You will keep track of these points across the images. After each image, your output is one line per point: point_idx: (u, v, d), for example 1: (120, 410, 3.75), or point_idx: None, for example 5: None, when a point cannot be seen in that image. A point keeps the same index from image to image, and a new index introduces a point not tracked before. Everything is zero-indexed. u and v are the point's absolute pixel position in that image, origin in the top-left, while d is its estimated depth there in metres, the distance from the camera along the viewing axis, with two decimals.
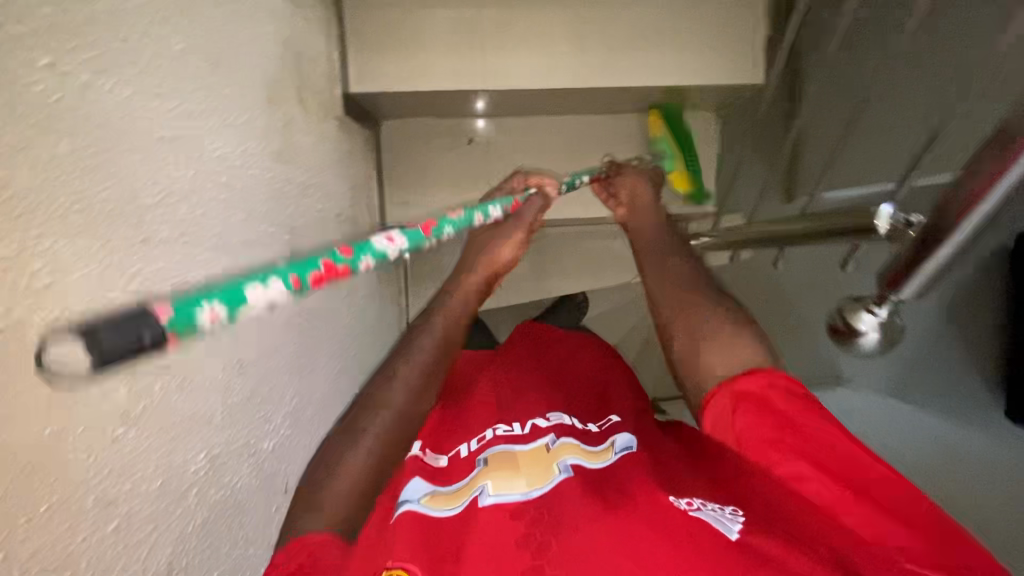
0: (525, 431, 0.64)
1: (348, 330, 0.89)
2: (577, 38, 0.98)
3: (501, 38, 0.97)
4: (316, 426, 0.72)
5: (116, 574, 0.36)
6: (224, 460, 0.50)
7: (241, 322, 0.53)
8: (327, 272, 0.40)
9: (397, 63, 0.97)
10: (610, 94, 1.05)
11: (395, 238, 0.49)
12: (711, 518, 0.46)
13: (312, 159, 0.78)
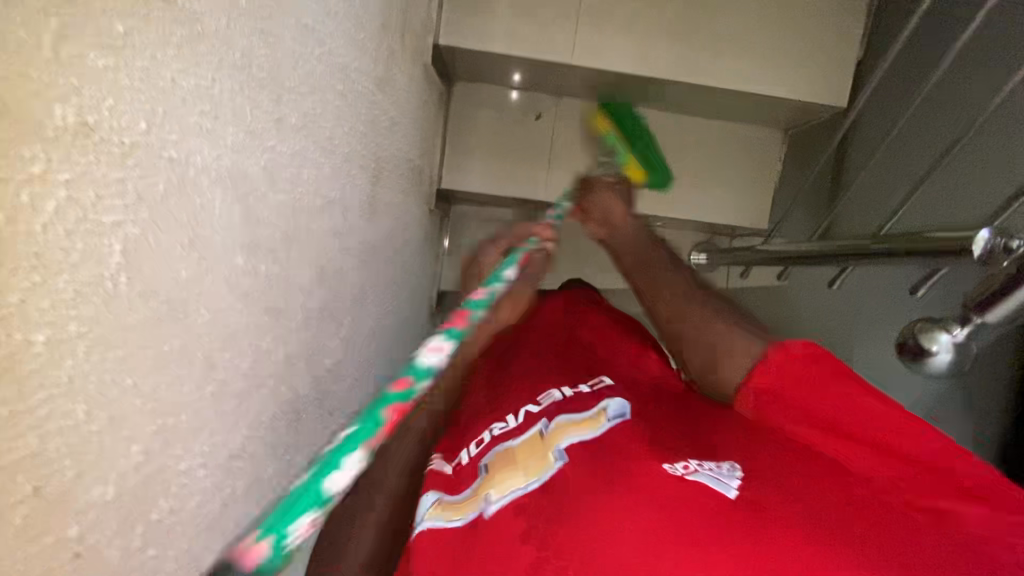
0: (520, 422, 0.53)
1: (398, 278, 0.89)
2: (674, 32, 0.98)
3: (597, 19, 0.98)
4: (363, 361, 0.72)
5: (203, 438, 0.35)
6: (295, 364, 0.50)
7: (325, 233, 0.53)
8: (393, 418, 0.34)
9: (489, 23, 0.98)
10: (691, 94, 1.05)
11: (438, 346, 0.39)
12: (709, 479, 0.44)
13: (401, 97, 0.78)
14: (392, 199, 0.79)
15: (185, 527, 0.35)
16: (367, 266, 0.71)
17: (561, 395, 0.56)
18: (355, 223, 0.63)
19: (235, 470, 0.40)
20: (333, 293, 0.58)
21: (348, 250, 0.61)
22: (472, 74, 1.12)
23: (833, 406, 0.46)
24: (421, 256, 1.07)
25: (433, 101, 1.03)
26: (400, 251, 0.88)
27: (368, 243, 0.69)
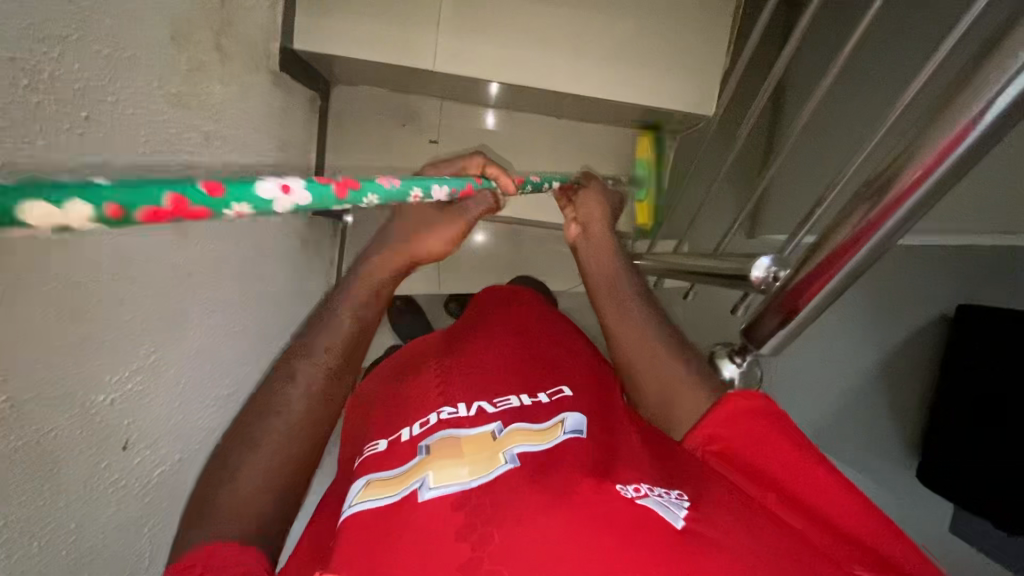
0: (470, 414, 0.71)
1: (237, 290, 0.88)
2: (547, 40, 1.04)
3: (446, 25, 1.01)
4: (178, 386, 0.70)
5: None
6: (34, 406, 0.47)
7: (71, 267, 0.51)
8: (174, 208, 0.30)
9: (348, 24, 0.98)
10: (562, 99, 1.14)
11: (294, 189, 0.37)
12: (659, 506, 0.53)
13: (229, 108, 0.77)
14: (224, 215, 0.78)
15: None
16: (177, 286, 0.69)
17: (517, 405, 0.73)
18: (141, 248, 0.61)
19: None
20: (106, 326, 0.56)
21: (134, 275, 0.60)
22: (346, 77, 1.11)
23: (763, 450, 0.61)
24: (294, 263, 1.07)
25: (299, 105, 1.02)
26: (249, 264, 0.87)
27: (170, 266, 0.67)
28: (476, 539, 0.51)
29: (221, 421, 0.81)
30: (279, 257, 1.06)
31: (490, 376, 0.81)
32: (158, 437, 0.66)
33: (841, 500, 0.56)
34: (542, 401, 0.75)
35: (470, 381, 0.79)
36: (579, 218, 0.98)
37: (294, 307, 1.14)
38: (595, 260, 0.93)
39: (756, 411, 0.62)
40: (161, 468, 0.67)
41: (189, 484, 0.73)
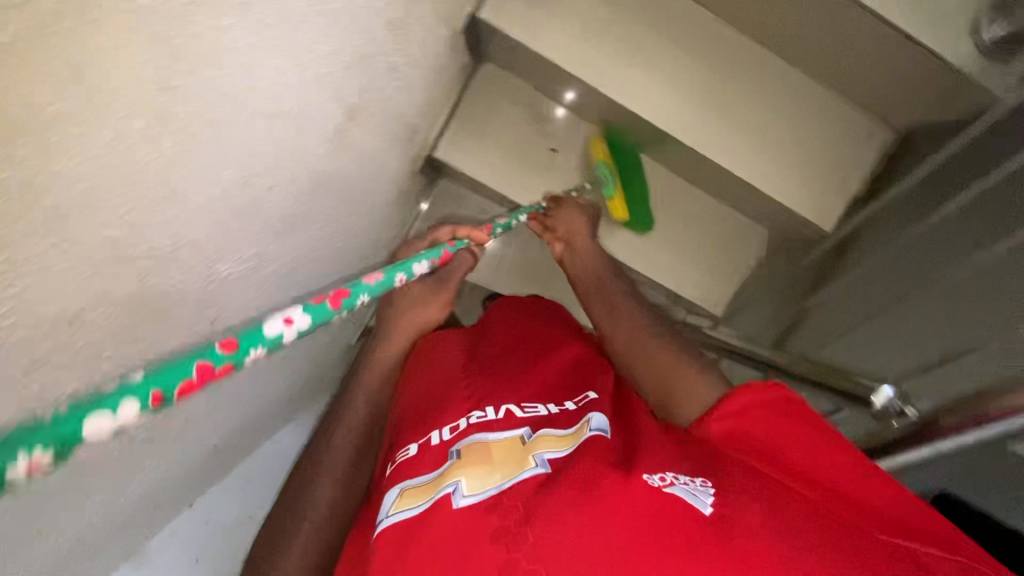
0: (499, 418, 0.66)
1: (350, 219, 0.87)
2: (704, 104, 1.05)
3: (621, 51, 1.02)
4: (272, 285, 0.69)
5: (24, 290, 0.33)
6: (180, 252, 0.47)
7: (262, 137, 0.50)
8: (202, 374, 0.39)
9: (532, 12, 0.98)
10: (692, 163, 1.13)
11: (296, 321, 0.48)
12: (685, 493, 0.50)
13: (416, 48, 0.77)
14: (366, 145, 0.77)
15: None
16: (314, 195, 0.69)
17: (546, 413, 0.68)
18: (312, 147, 0.61)
19: (63, 342, 0.38)
20: (257, 205, 0.56)
21: (296, 168, 0.59)
22: (504, 60, 1.12)
23: (778, 433, 0.56)
24: (386, 210, 1.05)
25: (455, 65, 1.02)
26: (359, 195, 0.85)
27: (316, 174, 0.66)
28: (512, 539, 0.49)
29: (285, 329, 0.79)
30: (384, 203, 1.05)
31: (513, 380, 0.75)
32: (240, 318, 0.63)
33: (876, 485, 0.53)
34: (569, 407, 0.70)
35: (495, 384, 0.74)
36: (561, 235, 1.03)
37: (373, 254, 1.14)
38: (589, 271, 0.96)
39: (767, 405, 0.57)
40: (226, 353, 0.64)
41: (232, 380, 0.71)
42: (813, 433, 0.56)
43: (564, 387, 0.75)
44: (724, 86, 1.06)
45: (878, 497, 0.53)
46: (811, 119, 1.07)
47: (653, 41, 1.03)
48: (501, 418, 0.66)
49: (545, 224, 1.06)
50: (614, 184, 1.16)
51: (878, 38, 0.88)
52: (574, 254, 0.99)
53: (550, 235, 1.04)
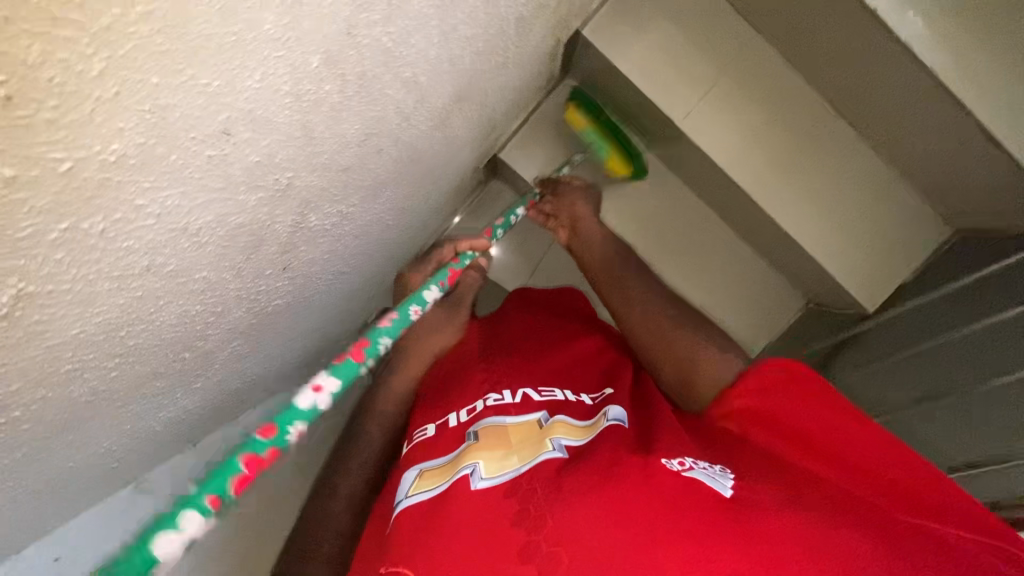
0: (516, 401, 0.65)
1: (417, 198, 0.88)
2: (784, 167, 1.00)
3: (711, 97, 1.00)
4: (338, 242, 0.70)
5: (171, 190, 0.33)
6: (290, 192, 0.47)
7: (389, 103, 0.51)
8: (251, 467, 0.40)
9: (629, 38, 0.99)
10: (746, 221, 1.11)
11: (323, 386, 0.48)
12: (705, 476, 0.51)
13: (526, 51, 0.79)
14: (456, 131, 0.78)
15: (99, 260, 0.33)
16: (403, 168, 0.70)
17: (562, 398, 0.67)
18: (419, 121, 0.62)
19: (177, 251, 0.39)
20: (360, 166, 0.57)
21: (400, 137, 0.61)
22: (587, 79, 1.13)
23: (793, 413, 0.55)
24: (441, 198, 1.06)
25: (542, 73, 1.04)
26: (433, 177, 0.86)
27: (411, 149, 0.67)
28: (531, 522, 0.48)
29: (325, 289, 0.81)
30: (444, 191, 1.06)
31: (526, 360, 0.74)
32: (301, 274, 0.67)
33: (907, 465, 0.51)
34: (586, 399, 0.68)
35: (508, 365, 0.73)
36: (565, 222, 0.95)
37: (417, 237, 1.14)
38: (597, 255, 0.88)
39: (783, 380, 0.56)
40: (276, 302, 0.67)
41: (270, 327, 0.73)
42: (831, 410, 0.54)
43: (580, 375, 0.73)
44: (806, 151, 1.00)
45: (908, 478, 0.51)
46: (900, 206, 0.99)
47: (745, 94, 1.00)
48: (516, 402, 0.65)
49: (545, 211, 0.97)
50: (605, 145, 1.13)
51: (942, 149, 0.85)
52: (580, 242, 0.91)
53: (553, 222, 0.96)
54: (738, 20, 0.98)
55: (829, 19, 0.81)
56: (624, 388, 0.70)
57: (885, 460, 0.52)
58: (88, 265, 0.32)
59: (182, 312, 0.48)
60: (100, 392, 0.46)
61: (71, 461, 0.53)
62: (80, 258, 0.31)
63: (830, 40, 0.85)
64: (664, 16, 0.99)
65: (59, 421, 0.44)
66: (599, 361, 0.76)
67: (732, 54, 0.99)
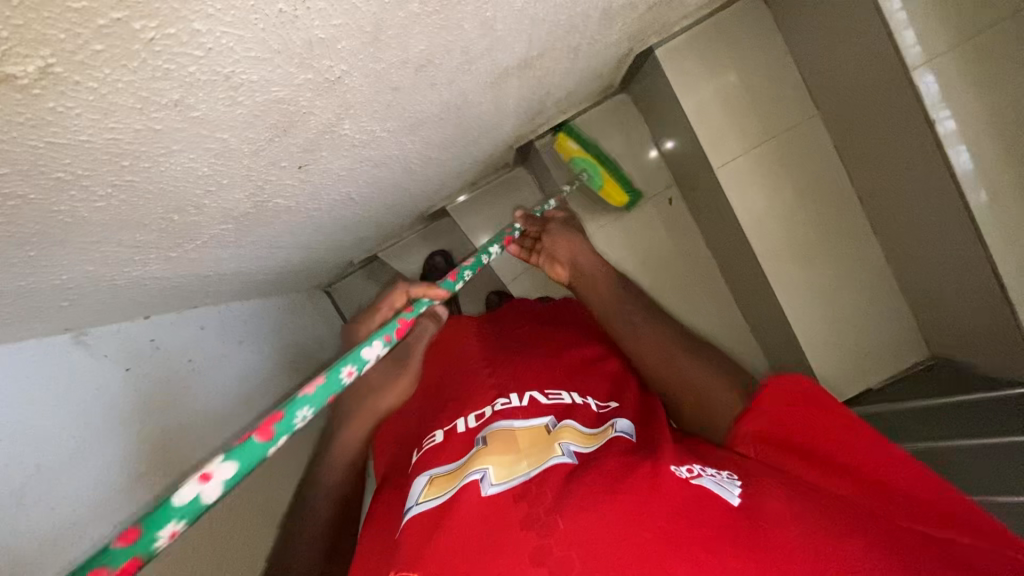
0: (524, 406, 0.61)
1: (448, 152, 0.88)
2: (802, 251, 1.02)
3: (758, 161, 1.01)
4: (361, 163, 0.68)
5: (231, 30, 0.32)
6: (337, 88, 0.46)
7: (458, 40, 0.51)
8: (118, 573, 0.34)
9: (698, 77, 1.00)
10: (746, 285, 1.13)
11: (212, 475, 0.40)
12: (714, 484, 0.49)
13: (601, 46, 0.79)
14: (507, 99, 0.77)
15: (135, 70, 0.31)
16: (447, 114, 0.69)
17: (569, 401, 0.63)
18: (481, 72, 0.61)
19: (211, 98, 0.38)
20: (410, 92, 0.56)
21: (457, 80, 0.60)
22: (642, 99, 1.14)
23: (795, 425, 0.54)
24: (468, 162, 1.05)
25: (603, 77, 1.04)
26: (470, 136, 0.86)
27: (462, 98, 0.66)
28: (543, 523, 0.46)
29: (328, 209, 0.80)
30: (474, 158, 1.05)
31: (539, 363, 0.70)
32: (313, 180, 0.65)
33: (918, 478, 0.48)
34: (591, 404, 0.64)
35: (523, 368, 0.69)
36: (561, 258, 0.89)
37: (430, 193, 1.13)
38: (600, 289, 0.85)
39: (792, 396, 0.55)
40: (278, 201, 0.65)
41: (262, 224, 0.71)
42: (833, 420, 0.53)
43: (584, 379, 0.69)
44: (824, 240, 1.02)
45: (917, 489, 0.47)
46: (891, 317, 1.02)
47: (789, 169, 1.01)
48: (525, 406, 0.61)
49: (533, 243, 0.93)
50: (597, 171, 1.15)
51: (948, 272, 0.86)
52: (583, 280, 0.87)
53: (545, 257, 0.91)
54: (802, 92, 1.00)
55: (895, 120, 0.81)
56: (630, 401, 0.66)
57: (894, 469, 0.49)
58: (123, 72, 0.31)
59: (188, 168, 0.46)
60: (78, 218, 0.44)
61: (20, 282, 0.51)
62: (119, 60, 0.30)
63: (884, 140, 0.86)
64: (736, 70, 1.01)
65: (28, 227, 0.42)
66: (605, 366, 0.73)
67: (788, 122, 1.01)
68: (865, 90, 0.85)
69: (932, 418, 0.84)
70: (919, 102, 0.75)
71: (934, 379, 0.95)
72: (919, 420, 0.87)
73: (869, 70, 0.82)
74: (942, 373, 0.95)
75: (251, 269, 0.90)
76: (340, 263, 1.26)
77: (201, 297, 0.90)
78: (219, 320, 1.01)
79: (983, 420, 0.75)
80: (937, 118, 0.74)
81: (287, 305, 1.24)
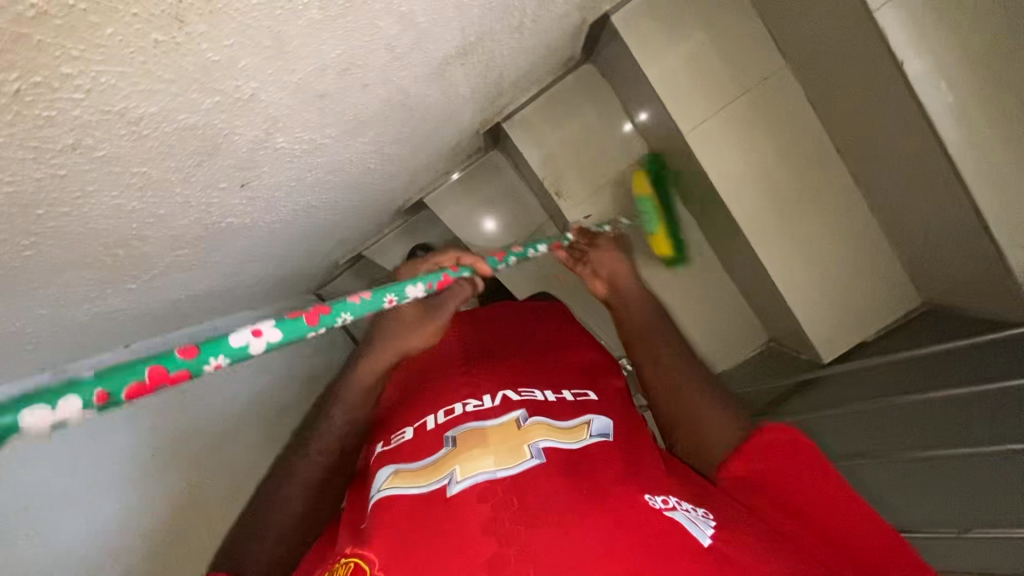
0: (494, 405, 0.60)
1: (408, 146, 0.86)
2: (785, 211, 1.00)
3: (732, 124, 0.98)
4: (311, 172, 0.67)
5: (105, 69, 0.31)
6: (254, 105, 0.45)
7: (378, 38, 0.49)
8: (155, 379, 0.37)
9: (661, 39, 0.97)
10: (731, 249, 1.11)
11: (263, 333, 0.44)
12: (686, 519, 0.46)
13: (548, 21, 0.76)
14: (457, 87, 0.75)
15: (12, 122, 0.30)
16: (392, 111, 0.67)
17: (542, 398, 0.62)
18: (417, 64, 0.59)
19: (112, 136, 0.36)
20: (341, 97, 0.54)
21: (392, 77, 0.58)
22: (608, 67, 1.11)
23: (783, 479, 0.54)
24: (435, 153, 1.03)
25: (562, 50, 1.01)
26: (427, 129, 0.84)
27: (403, 94, 0.64)
28: (505, 535, 0.45)
29: (291, 220, 0.79)
30: (440, 148, 1.03)
31: (513, 363, 0.69)
32: (262, 196, 0.64)
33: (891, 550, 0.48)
34: (565, 397, 0.63)
35: (497, 368, 0.68)
36: (599, 274, 0.83)
37: (402, 188, 1.11)
38: (633, 320, 0.77)
39: (781, 447, 0.55)
40: (231, 220, 0.64)
41: (221, 244, 0.70)
42: (819, 479, 0.53)
43: (558, 377, 0.68)
44: (806, 196, 0.99)
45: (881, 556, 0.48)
46: (882, 268, 0.99)
47: (766, 126, 0.98)
48: (496, 404, 0.60)
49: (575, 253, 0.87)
50: (653, 222, 1.10)
51: (943, 223, 0.82)
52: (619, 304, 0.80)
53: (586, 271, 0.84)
54: (769, 44, 0.96)
55: (865, 65, 0.78)
56: (607, 402, 0.65)
57: (869, 537, 0.49)
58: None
59: (115, 205, 0.45)
60: (10, 267, 0.44)
61: None
62: None
63: (858, 87, 0.82)
64: (700, 30, 0.97)
65: None
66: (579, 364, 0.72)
67: (758, 76, 0.97)
68: (829, 36, 0.82)
69: (915, 371, 0.84)
70: (886, 44, 0.71)
71: (924, 329, 0.93)
72: (905, 371, 0.86)
73: (830, 15, 0.79)
74: (934, 322, 0.93)
75: (227, 286, 0.89)
76: (324, 267, 1.26)
77: (181, 320, 0.90)
78: (206, 337, 1.02)
79: (972, 366, 0.74)
80: (902, 57, 0.71)
81: (277, 315, 1.24)
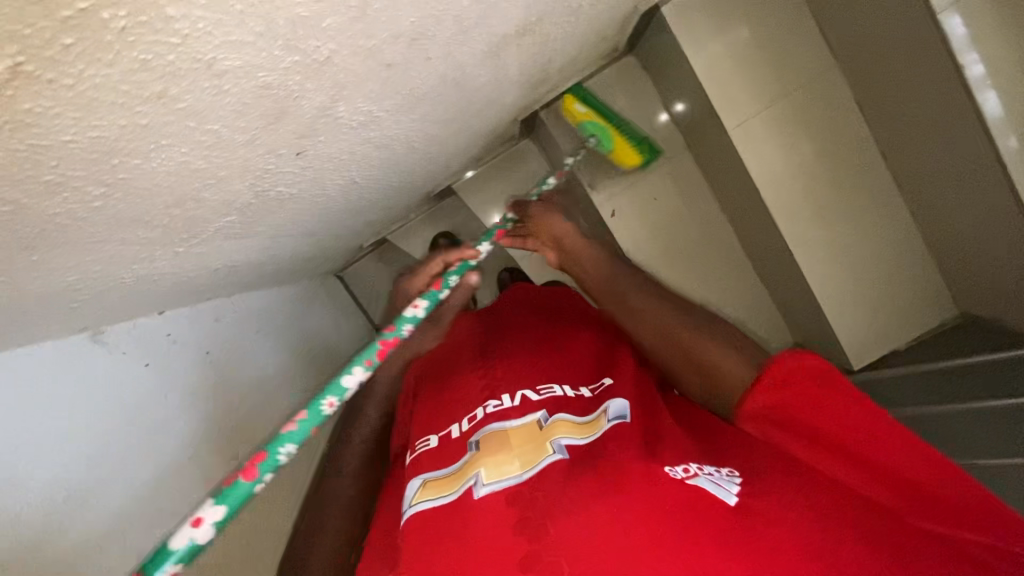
0: (516, 405, 0.59)
1: (451, 128, 0.86)
2: (820, 214, 0.99)
3: (772, 121, 0.97)
4: (361, 146, 0.67)
5: (204, 15, 0.31)
6: (327, 69, 0.44)
7: (449, 9, 0.48)
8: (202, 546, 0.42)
9: (707, 32, 0.96)
10: (764, 249, 1.10)
11: (204, 519, 0.43)
12: (710, 484, 0.47)
13: (603, 7, 0.76)
14: (508, 69, 0.75)
15: (111, 63, 0.30)
16: (446, 89, 0.67)
17: (561, 393, 0.61)
18: (480, 39, 0.59)
19: (196, 88, 0.36)
20: (405, 68, 0.54)
21: (454, 52, 0.58)
22: (649, 59, 1.10)
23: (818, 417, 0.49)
24: (472, 137, 1.02)
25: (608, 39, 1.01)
26: (471, 111, 0.83)
27: (460, 71, 0.64)
28: (534, 531, 0.46)
29: (333, 195, 0.79)
30: (478, 133, 1.03)
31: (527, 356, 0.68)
32: (312, 167, 0.63)
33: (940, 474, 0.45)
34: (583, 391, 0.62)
35: (512, 365, 0.67)
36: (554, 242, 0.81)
37: (436, 172, 1.11)
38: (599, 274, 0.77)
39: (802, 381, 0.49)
40: (280, 190, 0.64)
41: (266, 214, 0.70)
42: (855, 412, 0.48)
43: (575, 366, 0.67)
44: (841, 198, 0.98)
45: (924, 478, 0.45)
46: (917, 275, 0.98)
47: (807, 125, 0.97)
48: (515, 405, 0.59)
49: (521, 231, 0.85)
50: (603, 133, 1.08)
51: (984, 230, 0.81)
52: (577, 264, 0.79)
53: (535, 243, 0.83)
54: (818, 43, 0.95)
55: (918, 65, 0.77)
56: (626, 380, 0.64)
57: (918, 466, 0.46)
58: (98, 66, 0.29)
59: (182, 162, 0.45)
60: (77, 218, 0.43)
61: (31, 285, 0.51)
62: (94, 53, 0.28)
63: (908, 87, 0.81)
64: (748, 26, 0.96)
65: (31, 229, 0.41)
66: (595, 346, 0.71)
67: (802, 74, 0.96)
68: (883, 33, 0.80)
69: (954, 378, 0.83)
70: (947, 45, 0.70)
71: (964, 336, 0.92)
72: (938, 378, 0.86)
73: (891, 15, 0.77)
74: (973, 329, 0.92)
75: (261, 259, 0.89)
76: (350, 248, 1.25)
77: (214, 291, 0.91)
78: (234, 312, 1.02)
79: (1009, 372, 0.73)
80: (965, 62, 0.69)
81: (300, 294, 1.24)
